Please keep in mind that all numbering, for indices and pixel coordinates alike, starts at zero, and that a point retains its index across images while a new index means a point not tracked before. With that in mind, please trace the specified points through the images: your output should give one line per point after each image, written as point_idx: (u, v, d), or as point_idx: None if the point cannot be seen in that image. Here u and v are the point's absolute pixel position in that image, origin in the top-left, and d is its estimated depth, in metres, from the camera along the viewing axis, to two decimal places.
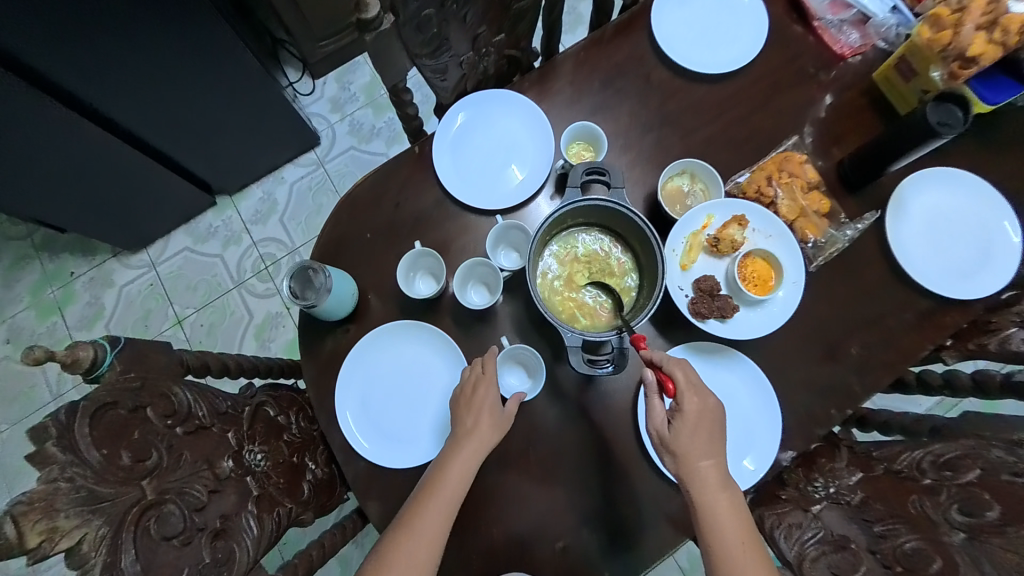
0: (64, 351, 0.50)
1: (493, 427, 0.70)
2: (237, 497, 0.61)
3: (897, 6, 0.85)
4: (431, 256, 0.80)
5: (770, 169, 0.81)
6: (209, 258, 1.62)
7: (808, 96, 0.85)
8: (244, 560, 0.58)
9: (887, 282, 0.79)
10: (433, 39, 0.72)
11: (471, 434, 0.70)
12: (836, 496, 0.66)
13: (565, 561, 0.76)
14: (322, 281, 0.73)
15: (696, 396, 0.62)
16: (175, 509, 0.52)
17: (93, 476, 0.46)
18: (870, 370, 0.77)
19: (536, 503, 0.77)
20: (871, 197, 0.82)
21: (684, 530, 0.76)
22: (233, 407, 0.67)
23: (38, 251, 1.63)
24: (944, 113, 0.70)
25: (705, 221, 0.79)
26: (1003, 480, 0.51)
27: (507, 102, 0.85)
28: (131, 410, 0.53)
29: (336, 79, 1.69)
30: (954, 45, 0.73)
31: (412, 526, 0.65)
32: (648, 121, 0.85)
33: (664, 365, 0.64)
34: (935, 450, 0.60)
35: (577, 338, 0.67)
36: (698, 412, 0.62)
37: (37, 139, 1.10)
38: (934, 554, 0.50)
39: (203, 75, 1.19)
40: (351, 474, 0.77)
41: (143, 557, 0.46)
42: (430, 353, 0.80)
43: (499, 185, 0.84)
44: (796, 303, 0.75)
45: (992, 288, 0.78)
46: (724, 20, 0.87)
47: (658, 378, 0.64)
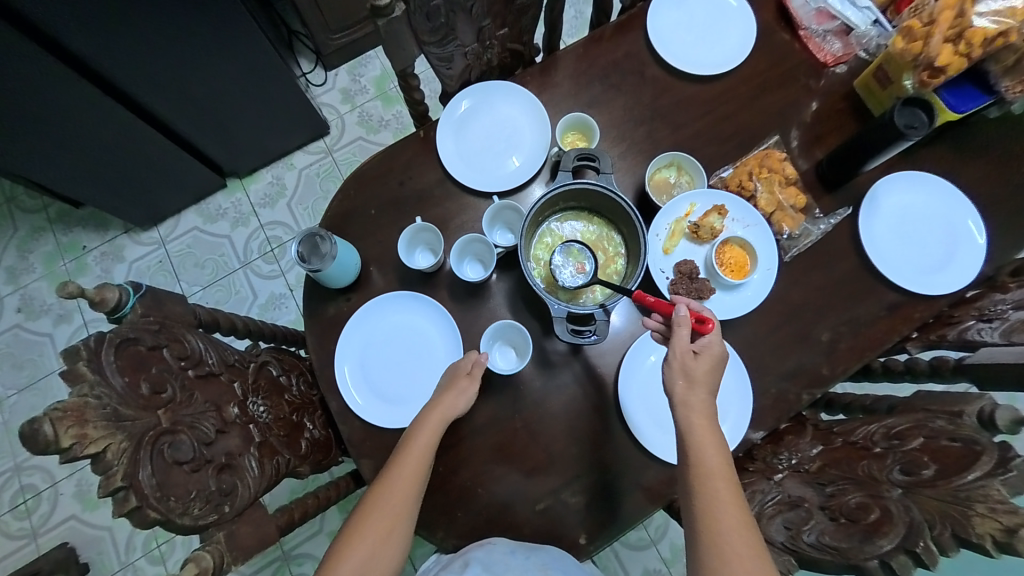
0: (93, 290, 0.57)
1: (448, 415, 0.73)
2: (240, 440, 0.65)
3: (878, 19, 0.90)
4: (430, 231, 0.86)
5: (752, 165, 0.87)
6: (218, 237, 1.67)
7: (790, 98, 0.91)
8: (246, 496, 0.63)
9: (858, 275, 0.84)
10: (440, 28, 0.79)
11: (428, 426, 0.72)
12: (796, 466, 0.72)
13: (544, 522, 0.81)
14: (328, 248, 0.79)
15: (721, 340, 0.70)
16: (186, 439, 0.57)
17: (117, 398, 0.51)
18: (839, 356, 0.81)
19: (519, 466, 0.82)
20: (846, 195, 0.87)
21: (658, 500, 0.80)
22: (240, 361, 0.72)
23: (53, 223, 1.69)
24: (909, 116, 0.76)
25: (687, 209, 0.85)
26: (942, 444, 0.58)
27: (508, 92, 0.91)
28: (151, 348, 0.58)
29: (348, 71, 1.75)
30: (925, 54, 0.78)
31: (372, 515, 0.68)
32: (640, 115, 0.90)
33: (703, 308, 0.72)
34: (888, 423, 0.66)
35: (563, 309, 0.74)
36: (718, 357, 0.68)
37: (62, 112, 1.17)
38: (872, 506, 0.58)
39: (221, 59, 1.25)
40: (346, 432, 0.82)
41: (158, 474, 0.52)
42: (425, 322, 0.85)
43: (497, 169, 0.89)
44: (768, 287, 0.82)
45: (957, 285, 0.83)
46: (715, 25, 0.93)
47: (700, 315, 0.70)
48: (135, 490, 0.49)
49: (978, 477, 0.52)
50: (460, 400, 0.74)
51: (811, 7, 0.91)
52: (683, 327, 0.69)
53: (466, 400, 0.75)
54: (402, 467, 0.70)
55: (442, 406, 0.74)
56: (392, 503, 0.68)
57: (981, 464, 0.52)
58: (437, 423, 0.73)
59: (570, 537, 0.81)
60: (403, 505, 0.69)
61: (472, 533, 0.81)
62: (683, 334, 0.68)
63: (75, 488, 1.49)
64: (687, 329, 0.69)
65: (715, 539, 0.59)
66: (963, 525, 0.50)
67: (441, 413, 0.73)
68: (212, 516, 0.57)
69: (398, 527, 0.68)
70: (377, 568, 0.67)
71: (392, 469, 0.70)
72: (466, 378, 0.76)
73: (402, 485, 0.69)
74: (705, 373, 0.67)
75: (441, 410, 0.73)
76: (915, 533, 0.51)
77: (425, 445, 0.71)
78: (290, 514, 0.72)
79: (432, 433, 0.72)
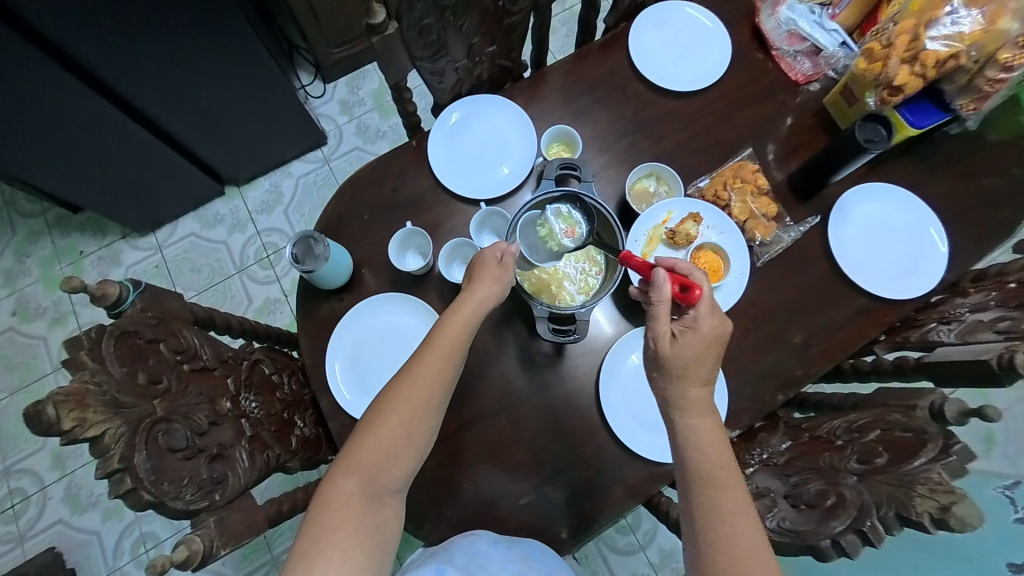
0: (95, 285, 0.60)
1: (480, 307, 0.74)
2: (233, 432, 0.68)
3: (845, 41, 0.96)
4: (420, 234, 0.90)
5: (727, 176, 0.92)
6: (214, 243, 1.71)
7: (764, 114, 0.96)
8: (236, 485, 0.65)
9: (828, 279, 0.88)
10: (432, 44, 0.84)
11: (460, 319, 0.72)
12: (767, 460, 0.76)
13: (528, 516, 0.83)
14: (321, 250, 0.82)
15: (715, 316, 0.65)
16: (180, 428, 0.59)
17: (116, 385, 0.54)
18: (810, 356, 0.85)
19: (503, 462, 0.84)
20: (816, 204, 0.92)
21: (638, 495, 0.83)
22: (234, 357, 0.75)
23: (52, 228, 1.71)
24: (870, 131, 0.81)
25: (665, 216, 0.90)
26: (896, 434, 0.61)
27: (497, 105, 0.96)
28: (150, 340, 0.61)
29: (347, 83, 1.81)
30: (884, 75, 0.83)
31: (395, 404, 0.68)
32: (622, 127, 0.95)
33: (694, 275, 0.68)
34: (849, 418, 0.70)
35: (545, 309, 0.80)
36: (710, 336, 0.64)
37: (66, 119, 1.21)
38: (829, 492, 0.62)
39: (222, 69, 1.30)
40: (337, 427, 0.85)
41: (153, 459, 0.54)
42: (414, 322, 0.88)
43: (485, 176, 0.94)
44: (740, 290, 0.86)
45: (921, 290, 0.87)
46: (693, 45, 0.99)
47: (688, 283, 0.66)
48: (130, 473, 0.52)
49: (923, 462, 0.55)
50: (495, 288, 0.75)
51: (783, 30, 0.97)
52: (663, 305, 0.66)
53: (500, 287, 0.75)
54: (430, 361, 0.70)
55: (476, 296, 0.74)
56: (417, 397, 0.69)
57: (927, 450, 0.56)
58: (467, 317, 0.73)
59: (553, 531, 0.83)
60: (427, 400, 0.69)
61: (458, 526, 0.83)
62: (663, 311, 0.66)
63: (64, 492, 1.49)
64: (666, 305, 0.66)
65: (714, 554, 0.58)
66: (905, 505, 0.53)
67: (473, 305, 0.73)
68: (203, 502, 0.60)
69: (422, 423, 0.69)
70: (397, 461, 0.67)
71: (417, 362, 0.70)
72: (498, 266, 0.76)
73: (427, 379, 0.69)
74: (684, 363, 0.64)
75: (473, 304, 0.73)
76: (863, 513, 0.55)
77: (455, 340, 0.71)
78: (280, 506, 0.74)
79: (463, 325, 0.72)
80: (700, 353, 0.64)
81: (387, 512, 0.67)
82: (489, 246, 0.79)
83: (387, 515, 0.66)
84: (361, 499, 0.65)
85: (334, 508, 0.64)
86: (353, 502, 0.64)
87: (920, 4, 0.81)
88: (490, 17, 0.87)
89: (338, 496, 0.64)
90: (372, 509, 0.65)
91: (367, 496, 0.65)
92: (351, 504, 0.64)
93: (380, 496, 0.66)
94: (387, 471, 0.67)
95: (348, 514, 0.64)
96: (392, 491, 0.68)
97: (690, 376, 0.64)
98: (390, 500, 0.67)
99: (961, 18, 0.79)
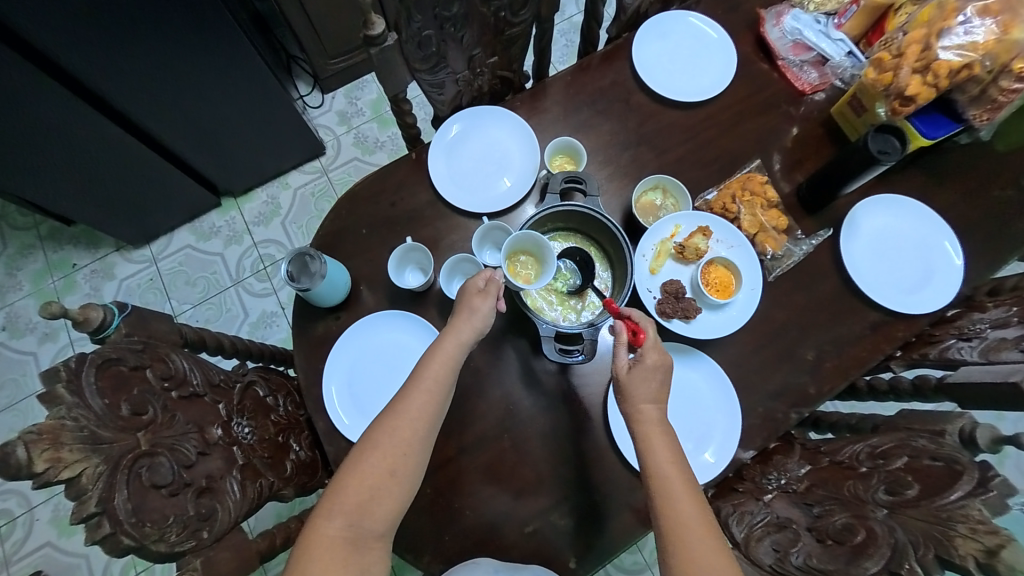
0: (77, 310, 0.57)
1: (464, 340, 0.72)
2: (223, 462, 0.64)
3: (851, 50, 0.94)
4: (420, 250, 0.87)
5: (734, 188, 0.89)
6: (210, 255, 1.68)
7: (771, 125, 0.95)
8: (226, 520, 0.61)
9: (840, 294, 0.86)
10: (432, 56, 0.82)
11: (443, 353, 0.70)
12: (785, 486, 0.73)
13: (533, 544, 0.79)
14: (317, 267, 0.79)
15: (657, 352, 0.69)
16: (165, 462, 0.56)
17: (95, 420, 0.51)
18: (824, 374, 0.82)
19: (507, 487, 0.81)
20: (826, 217, 0.90)
21: (648, 521, 0.79)
22: (226, 381, 0.71)
23: (44, 241, 1.68)
24: (882, 142, 0.78)
25: (673, 230, 0.87)
26: (925, 463, 0.59)
27: (498, 116, 0.94)
28: (133, 368, 0.58)
29: (344, 94, 1.80)
30: (894, 85, 0.82)
31: (380, 439, 0.66)
32: (626, 139, 0.93)
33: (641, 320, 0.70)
34: (872, 442, 0.67)
35: (550, 328, 0.76)
36: (657, 366, 0.68)
37: (59, 133, 1.19)
38: (858, 528, 0.59)
39: (218, 81, 1.28)
40: (334, 452, 0.81)
41: (134, 498, 0.51)
42: (414, 341, 0.85)
43: (486, 190, 0.91)
44: (753, 305, 0.83)
45: (936, 305, 0.84)
46: (697, 54, 0.97)
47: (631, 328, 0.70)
48: (109, 516, 0.48)
49: (960, 497, 0.52)
50: (476, 322, 0.72)
51: (787, 39, 0.95)
52: (620, 345, 0.70)
53: (483, 319, 0.73)
54: (415, 395, 0.68)
55: (457, 330, 0.72)
56: (402, 433, 0.66)
57: (963, 483, 0.53)
58: (452, 348, 0.71)
59: (560, 559, 0.79)
60: (412, 437, 0.66)
61: (460, 554, 0.79)
62: (620, 352, 0.70)
63: (52, 513, 1.44)
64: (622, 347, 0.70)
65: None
66: (946, 546, 0.50)
67: (455, 338, 0.71)
68: (189, 542, 0.56)
69: (407, 460, 0.66)
70: (383, 501, 0.64)
71: (403, 393, 0.68)
72: (480, 296, 0.73)
73: (413, 414, 0.67)
74: (637, 387, 0.67)
75: (456, 336, 0.71)
76: (900, 556, 0.52)
77: (440, 373, 0.69)
78: (273, 538, 0.70)
79: (448, 356, 0.70)
80: (651, 377, 0.68)
81: (373, 556, 0.63)
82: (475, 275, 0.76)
83: (372, 560, 0.63)
84: (346, 544, 0.62)
85: (315, 553, 0.60)
86: (337, 547, 0.61)
87: (930, 14, 0.80)
88: (490, 28, 0.85)
89: (320, 541, 0.61)
90: (357, 554, 0.62)
91: (350, 540, 0.62)
92: (334, 549, 0.61)
93: (364, 539, 0.63)
94: (372, 513, 0.64)
95: (331, 560, 0.60)
96: (378, 534, 0.64)
97: (636, 392, 0.67)
98: (376, 544, 0.64)
99: (974, 28, 0.77)
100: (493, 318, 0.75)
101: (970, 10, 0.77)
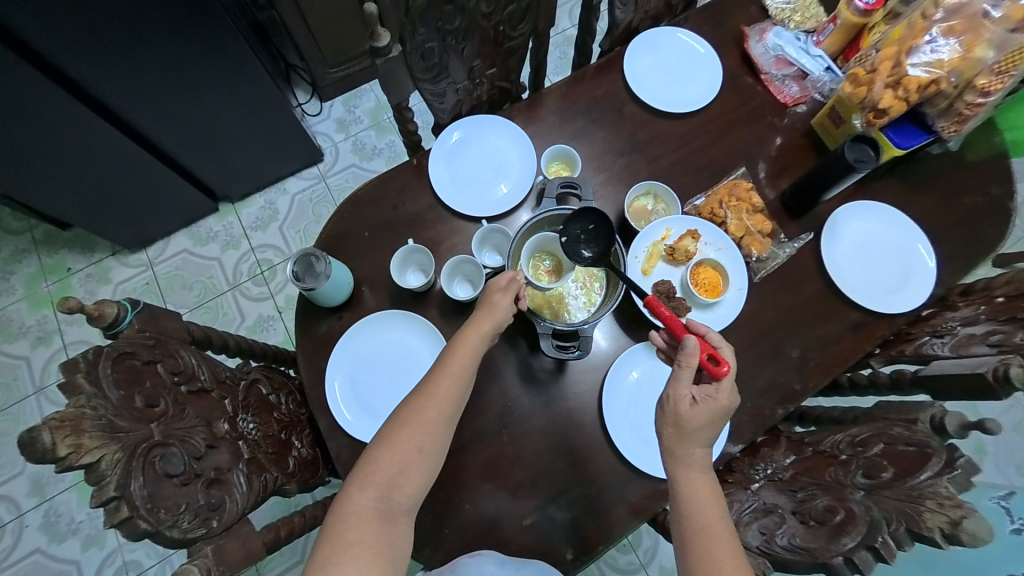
0: (92, 305, 0.59)
1: (485, 332, 0.75)
2: (230, 456, 0.66)
3: (830, 66, 0.99)
4: (422, 252, 0.90)
5: (722, 194, 0.93)
6: (207, 260, 1.69)
7: (756, 134, 1.00)
8: (234, 510, 0.62)
9: (822, 294, 0.90)
10: (434, 66, 0.86)
11: (465, 343, 0.74)
12: (772, 475, 0.77)
13: (531, 538, 0.82)
14: (322, 268, 0.82)
15: (729, 391, 0.65)
16: (177, 452, 0.57)
17: (112, 410, 0.53)
18: (809, 371, 0.86)
19: (505, 481, 0.83)
20: (809, 221, 0.94)
21: (642, 514, 0.82)
22: (231, 378, 0.73)
23: (39, 245, 1.68)
24: (859, 151, 0.84)
25: (663, 234, 0.91)
26: (899, 449, 0.62)
27: (496, 124, 0.98)
28: (146, 362, 0.60)
29: (343, 102, 1.83)
30: (869, 99, 0.87)
31: (409, 419, 0.69)
32: (619, 147, 0.98)
33: (722, 348, 0.68)
34: (852, 432, 0.71)
35: (548, 326, 0.80)
36: (722, 408, 0.64)
37: (61, 137, 1.22)
38: (837, 509, 0.63)
39: (218, 87, 1.31)
40: (336, 449, 0.83)
41: (149, 485, 0.52)
42: (415, 339, 0.88)
43: (484, 195, 0.95)
44: (740, 305, 0.88)
45: (912, 305, 0.89)
46: (686, 68, 1.03)
47: (715, 358, 0.67)
48: (126, 501, 0.50)
49: (929, 477, 0.56)
50: (494, 318, 0.75)
51: (770, 55, 1.02)
52: (688, 368, 0.66)
53: (503, 315, 0.76)
54: (440, 379, 0.72)
55: (478, 323, 0.75)
56: (428, 413, 0.70)
57: (932, 465, 0.57)
58: (475, 339, 0.74)
59: (557, 553, 0.81)
60: (438, 418, 0.70)
61: (461, 548, 0.81)
62: (688, 375, 0.66)
63: (42, 519, 1.42)
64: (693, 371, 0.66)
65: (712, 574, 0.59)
66: (915, 520, 0.53)
67: (477, 330, 0.75)
68: (200, 530, 0.58)
69: (433, 439, 0.69)
70: (410, 476, 0.68)
71: (429, 378, 0.72)
72: (502, 292, 0.76)
73: (438, 397, 0.70)
74: (694, 425, 0.64)
75: (478, 328, 0.75)
76: (874, 530, 0.55)
77: (464, 362, 0.73)
78: (278, 531, 0.71)
79: (471, 346, 0.74)
80: (712, 419, 0.64)
81: (400, 530, 0.66)
82: (498, 275, 0.79)
83: (400, 534, 0.66)
84: (376, 515, 0.65)
85: (350, 522, 0.64)
86: (369, 518, 0.64)
87: (901, 33, 0.86)
88: (490, 41, 0.89)
89: (354, 511, 0.65)
90: (386, 526, 0.65)
91: (381, 512, 0.65)
92: (366, 519, 0.64)
93: (394, 512, 0.66)
94: (400, 487, 0.67)
95: (363, 530, 0.64)
96: (405, 510, 0.67)
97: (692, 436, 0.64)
98: (403, 519, 0.67)
99: (940, 47, 0.83)
100: (513, 314, 0.78)
101: (936, 30, 0.83)
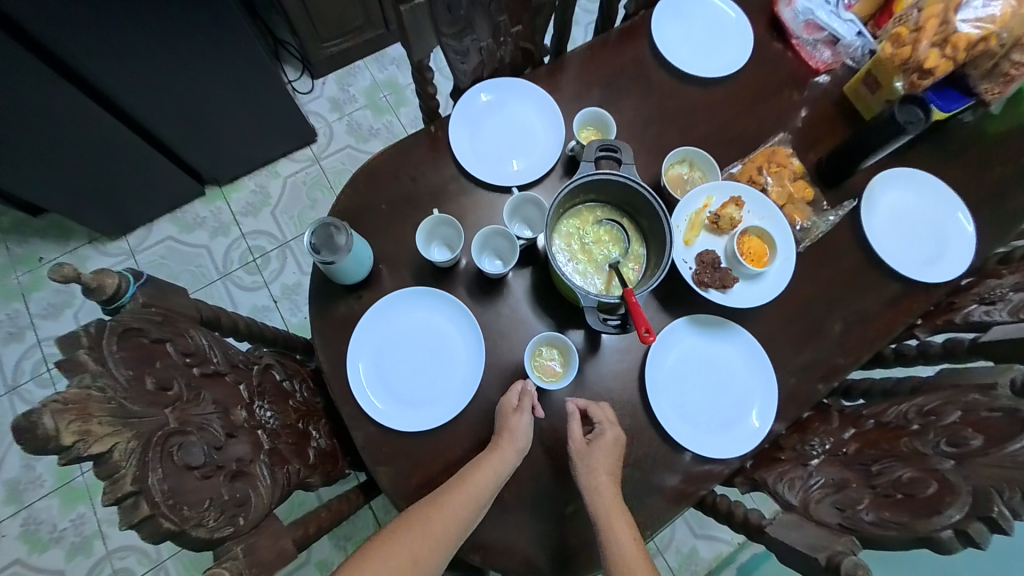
0: (91, 275, 0.51)
1: (505, 462, 0.70)
2: (251, 445, 0.59)
3: (861, 31, 0.96)
4: (449, 225, 0.84)
5: (760, 161, 0.90)
6: (194, 247, 1.57)
7: (790, 102, 0.96)
8: (260, 506, 0.56)
9: (864, 264, 0.87)
10: (460, 20, 0.79)
11: (486, 466, 0.69)
12: (832, 450, 0.74)
13: (575, 526, 0.77)
14: (344, 241, 0.75)
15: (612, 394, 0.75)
16: (196, 442, 0.50)
17: (123, 392, 0.45)
18: (853, 344, 0.83)
19: (546, 467, 0.78)
20: (846, 190, 0.91)
21: (686, 498, 0.77)
22: (244, 362, 0.66)
23: (5, 233, 1.54)
24: (907, 113, 0.78)
25: (705, 202, 0.87)
26: (981, 415, 0.59)
27: (522, 91, 0.91)
28: (155, 341, 0.52)
29: (336, 80, 1.73)
30: (913, 59, 0.84)
31: (414, 524, 0.65)
32: (650, 115, 0.92)
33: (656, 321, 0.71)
34: (918, 402, 0.68)
35: (592, 300, 0.72)
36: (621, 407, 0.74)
37: (30, 109, 1.10)
38: (928, 479, 0.60)
39: (205, 57, 1.20)
40: (361, 439, 0.76)
41: (170, 478, 0.45)
42: (441, 318, 0.81)
43: (509, 165, 0.88)
44: (787, 275, 0.84)
45: (954, 273, 0.87)
46: (715, 33, 0.98)
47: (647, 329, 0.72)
48: (145, 496, 0.43)
49: None
50: (512, 450, 0.70)
51: (800, 20, 0.98)
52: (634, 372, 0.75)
53: (522, 443, 0.71)
54: (456, 492, 0.67)
55: (500, 453, 0.70)
56: (433, 526, 0.65)
57: None
58: (502, 461, 0.70)
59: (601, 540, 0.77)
60: (440, 535, 0.65)
61: (499, 540, 0.76)
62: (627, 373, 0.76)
63: (20, 528, 1.31)
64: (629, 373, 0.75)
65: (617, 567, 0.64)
66: None
67: (500, 456, 0.70)
68: (228, 528, 0.51)
69: (431, 555, 0.64)
70: None
71: (445, 488, 0.68)
72: (517, 413, 0.72)
73: (448, 515, 0.66)
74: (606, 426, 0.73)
75: (500, 454, 0.70)
76: (985, 499, 0.53)
77: (484, 483, 0.68)
78: (306, 528, 0.65)
79: (492, 469, 0.69)
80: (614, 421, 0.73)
81: None
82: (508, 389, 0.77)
83: None
84: None
85: None
86: None
87: None
88: None
89: None
90: None
91: None
92: None
93: None
94: None
95: None
96: None
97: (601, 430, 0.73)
98: None
99: None
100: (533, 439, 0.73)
101: None
